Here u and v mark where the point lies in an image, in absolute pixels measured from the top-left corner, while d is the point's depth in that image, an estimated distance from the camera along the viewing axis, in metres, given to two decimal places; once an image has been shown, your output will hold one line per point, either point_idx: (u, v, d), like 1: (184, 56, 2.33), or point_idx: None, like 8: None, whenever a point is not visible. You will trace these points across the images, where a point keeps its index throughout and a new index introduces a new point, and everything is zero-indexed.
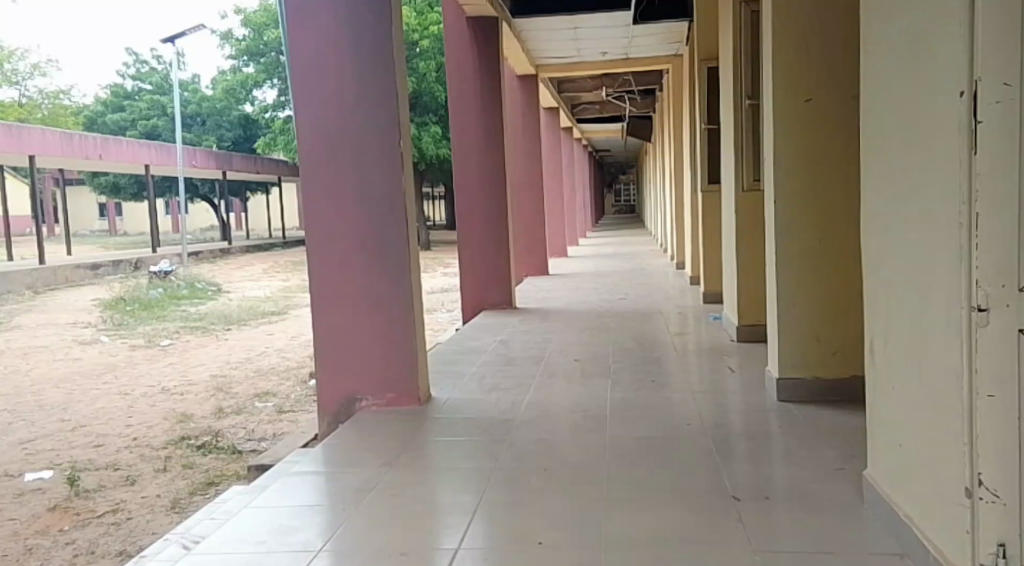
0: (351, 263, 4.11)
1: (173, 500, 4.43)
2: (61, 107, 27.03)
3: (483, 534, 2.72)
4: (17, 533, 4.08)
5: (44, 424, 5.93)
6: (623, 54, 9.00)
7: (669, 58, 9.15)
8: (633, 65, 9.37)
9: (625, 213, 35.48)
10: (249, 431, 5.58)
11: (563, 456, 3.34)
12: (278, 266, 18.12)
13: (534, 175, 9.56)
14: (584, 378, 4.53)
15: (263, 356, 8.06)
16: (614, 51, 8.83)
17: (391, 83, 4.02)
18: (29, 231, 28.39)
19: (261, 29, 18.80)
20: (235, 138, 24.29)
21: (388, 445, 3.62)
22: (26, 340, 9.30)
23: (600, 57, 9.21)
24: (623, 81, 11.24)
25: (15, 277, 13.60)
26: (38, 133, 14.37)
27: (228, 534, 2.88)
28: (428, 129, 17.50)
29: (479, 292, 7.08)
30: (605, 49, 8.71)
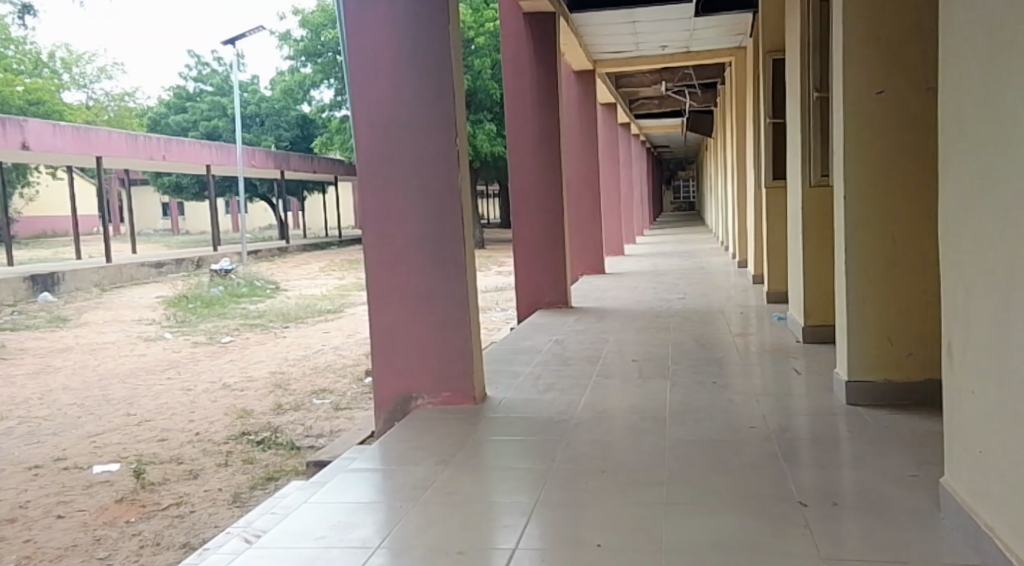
0: (406, 261, 4.12)
1: (234, 494, 4.50)
2: (126, 109, 27.74)
3: (540, 535, 2.69)
4: (86, 524, 4.18)
5: (111, 418, 6.07)
6: (683, 48, 8.90)
7: (732, 51, 9.01)
8: (693, 59, 9.26)
9: (684, 211, 35.09)
10: (307, 428, 5.64)
11: (622, 457, 3.30)
12: (335, 264, 18.33)
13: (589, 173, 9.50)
14: (644, 378, 4.47)
15: (321, 354, 8.15)
16: (675, 44, 8.73)
17: (449, 80, 4.01)
18: (95, 230, 29.20)
19: (319, 30, 19.07)
20: (293, 138, 24.66)
21: (445, 443, 3.62)
22: (94, 336, 9.56)
23: (660, 51, 9.12)
24: (683, 74, 11.12)
25: (84, 275, 13.98)
26: (105, 135, 14.76)
27: (287, 528, 2.91)
28: (483, 127, 17.55)
29: (535, 290, 7.05)
30: (665, 42, 8.62)
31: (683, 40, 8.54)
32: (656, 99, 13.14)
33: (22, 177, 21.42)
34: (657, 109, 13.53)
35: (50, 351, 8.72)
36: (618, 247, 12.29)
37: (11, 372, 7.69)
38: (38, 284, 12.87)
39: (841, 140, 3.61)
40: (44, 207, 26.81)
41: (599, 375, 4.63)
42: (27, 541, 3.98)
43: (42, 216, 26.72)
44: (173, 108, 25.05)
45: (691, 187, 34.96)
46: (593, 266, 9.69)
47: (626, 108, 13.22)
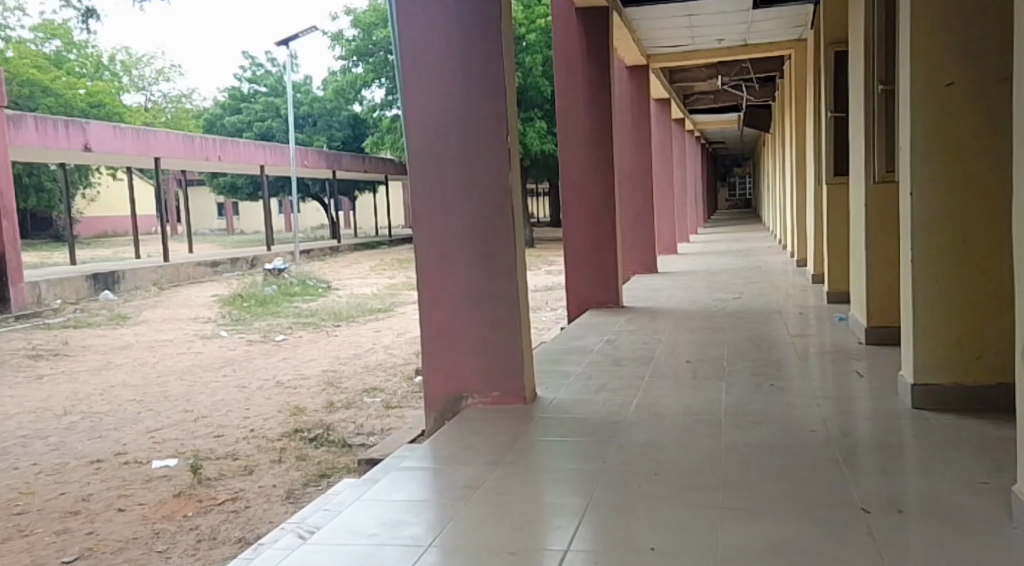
0: (457, 259, 4.12)
1: (288, 490, 4.55)
2: (183, 111, 28.32)
3: (591, 537, 2.67)
4: (146, 517, 4.26)
5: (169, 414, 6.20)
6: (740, 41, 8.79)
7: (791, 43, 8.90)
8: (752, 52, 9.14)
9: (740, 207, 34.66)
10: (358, 426, 5.68)
11: (677, 460, 3.25)
12: (386, 263, 18.50)
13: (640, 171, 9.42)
14: (698, 380, 4.42)
15: (371, 353, 8.21)
16: (732, 37, 8.62)
17: (500, 79, 4.01)
18: (153, 230, 29.87)
19: (370, 29, 19.31)
20: (345, 138, 24.95)
21: (495, 443, 3.61)
22: (153, 334, 9.77)
23: (716, 45, 9.02)
24: (741, 68, 10.99)
25: (143, 274, 14.29)
26: (163, 136, 15.06)
27: (339, 524, 2.94)
28: (533, 124, 17.54)
29: (585, 290, 7.02)
30: (722, 36, 8.52)
31: (740, 33, 8.43)
32: (711, 94, 13.00)
33: (84, 178, 22.00)
34: (712, 104, 13.38)
35: (111, 348, 8.92)
36: (671, 246, 12.21)
37: (73, 368, 7.89)
38: (100, 283, 13.19)
39: (908, 137, 3.52)
40: (105, 208, 27.49)
41: (652, 377, 4.57)
42: (89, 533, 4.07)
43: (103, 216, 27.41)
44: (228, 110, 25.51)
45: (747, 184, 34.51)
46: (645, 265, 9.63)
47: (680, 103, 13.11)
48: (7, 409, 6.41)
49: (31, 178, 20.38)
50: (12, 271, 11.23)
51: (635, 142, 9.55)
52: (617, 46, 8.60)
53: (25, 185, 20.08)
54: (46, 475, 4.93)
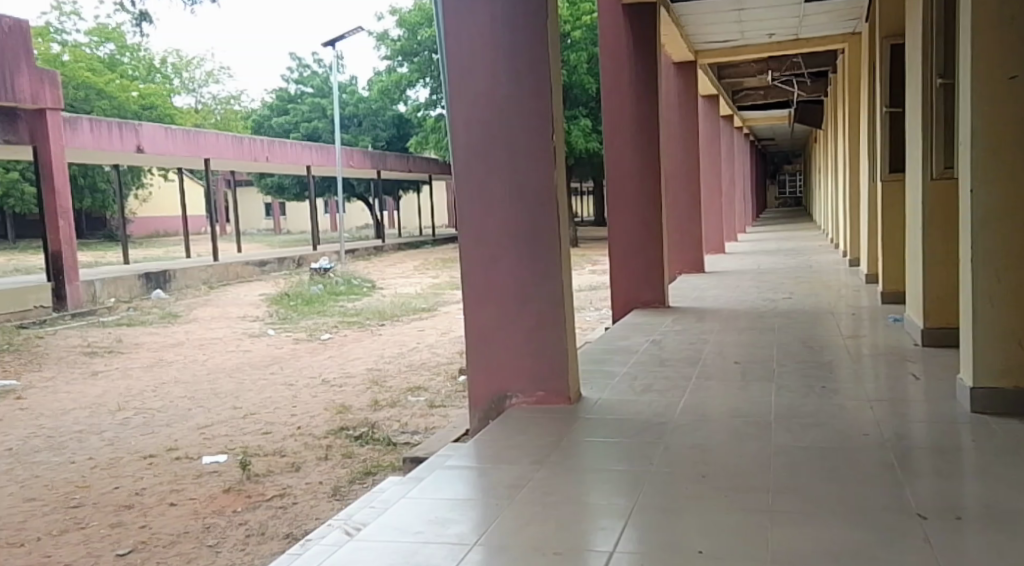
0: (501, 258, 4.13)
1: (334, 487, 4.59)
2: (231, 112, 28.79)
3: (637, 539, 2.65)
4: (197, 512, 4.33)
5: (219, 411, 6.30)
6: (792, 35, 8.69)
7: (845, 37, 8.76)
8: (803, 46, 9.03)
9: (790, 206, 34.21)
10: (403, 424, 5.73)
11: (723, 462, 3.22)
12: (431, 263, 18.60)
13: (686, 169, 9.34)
14: (746, 381, 4.37)
15: (416, 352, 8.25)
16: (783, 31, 8.53)
17: (546, 77, 4.00)
18: (203, 230, 30.40)
19: (415, 29, 19.43)
20: (389, 138, 25.15)
21: (540, 443, 3.61)
22: (203, 332, 9.94)
23: (765, 39, 8.93)
24: (792, 63, 10.86)
25: (193, 273, 14.54)
26: (213, 138, 15.30)
27: (386, 522, 2.96)
28: (578, 122, 17.50)
29: (631, 289, 6.98)
30: (773, 30, 8.43)
31: (792, 27, 8.33)
32: (761, 90, 12.83)
33: (137, 179, 22.45)
34: (762, 100, 13.20)
35: (162, 346, 9.09)
36: (718, 245, 12.11)
37: (126, 365, 8.06)
38: (152, 282, 13.46)
39: (968, 133, 3.46)
40: (156, 208, 28.04)
41: (698, 377, 4.54)
42: (142, 527, 4.15)
43: (155, 216, 27.96)
44: (275, 110, 25.86)
45: (797, 181, 34.02)
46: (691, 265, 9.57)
47: (729, 100, 12.96)
48: (63, 405, 6.56)
49: (85, 179, 20.89)
50: (68, 270, 11.51)
51: (682, 140, 9.47)
52: (665, 42, 8.55)
53: (80, 185, 20.57)
54: (101, 469, 5.04)
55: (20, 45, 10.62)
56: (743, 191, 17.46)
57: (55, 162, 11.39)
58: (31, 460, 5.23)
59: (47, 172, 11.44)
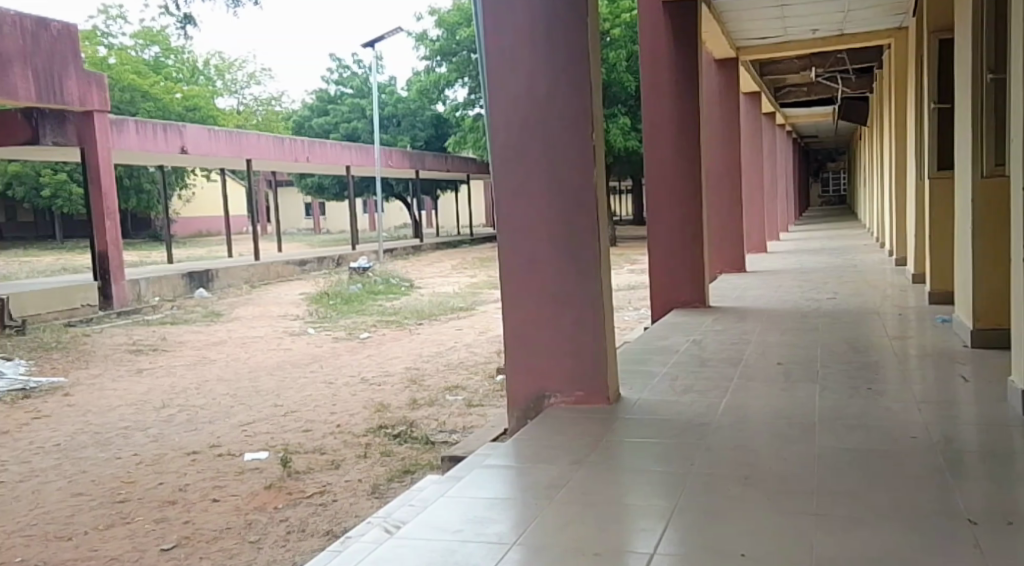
0: (540, 258, 4.11)
1: (373, 485, 4.62)
2: (272, 114, 29.15)
3: (678, 541, 2.63)
4: (238, 508, 4.38)
5: (260, 408, 6.37)
6: (836, 31, 8.57)
7: (891, 32, 8.62)
8: (848, 41, 8.90)
9: (834, 204, 33.75)
10: (441, 423, 5.74)
11: (764, 464, 3.19)
12: (469, 262, 18.65)
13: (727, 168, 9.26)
14: (789, 382, 4.31)
15: (453, 351, 8.28)
16: (827, 27, 8.42)
17: (586, 76, 3.98)
18: (245, 230, 30.80)
19: (454, 29, 19.48)
20: (428, 137, 25.27)
21: (578, 443, 3.59)
22: (245, 330, 10.06)
23: (809, 35, 8.82)
24: (836, 59, 10.71)
25: (236, 272, 14.73)
26: (254, 139, 15.48)
27: (425, 520, 2.96)
28: (617, 121, 17.43)
29: (671, 289, 6.93)
30: (817, 26, 8.33)
31: (836, 23, 8.22)
32: (804, 86, 12.64)
33: (181, 179, 22.81)
34: (806, 97, 13.00)
35: (205, 344, 9.21)
36: (759, 244, 12.00)
37: (170, 363, 8.18)
38: (195, 281, 13.64)
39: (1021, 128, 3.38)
40: (200, 208, 28.47)
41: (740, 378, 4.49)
42: (186, 522, 4.21)
43: (198, 216, 28.39)
44: (316, 111, 26.11)
45: (842, 179, 33.53)
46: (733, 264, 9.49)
47: (771, 97, 12.80)
48: (109, 401, 6.68)
49: (131, 180, 21.28)
50: (114, 269, 11.71)
51: (722, 138, 9.38)
52: (705, 39, 8.46)
53: (126, 186, 20.96)
54: (146, 465, 5.12)
55: (69, 48, 10.86)
56: (786, 189, 17.26)
57: (102, 163, 11.60)
58: (78, 456, 5.33)
59: (94, 173, 11.65)
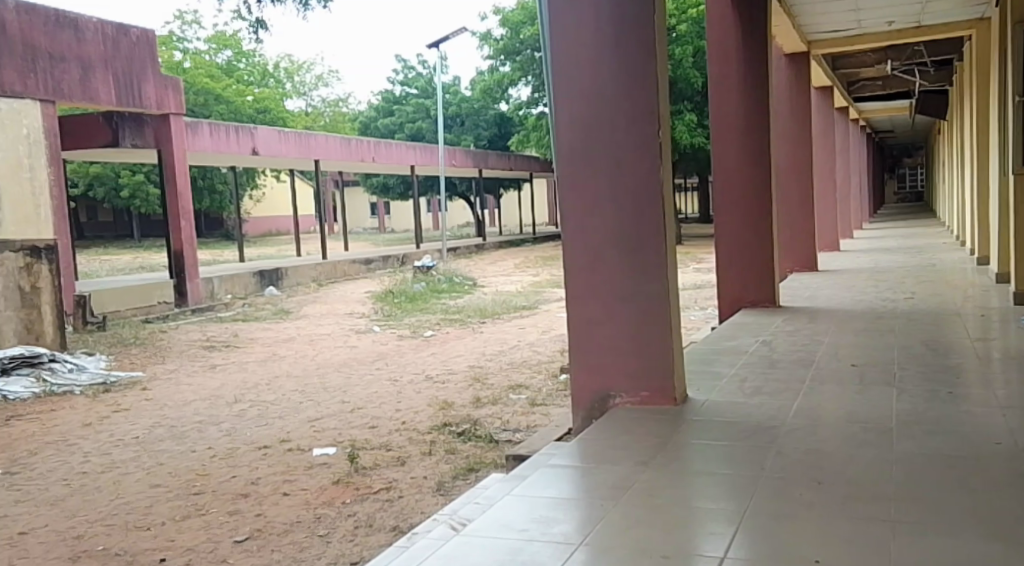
0: (604, 254, 4.08)
1: (439, 482, 4.65)
2: (339, 115, 29.68)
3: (750, 546, 2.59)
4: (308, 502, 4.46)
5: (328, 404, 6.48)
6: (914, 21, 8.36)
7: (972, 22, 8.36)
8: (926, 33, 8.67)
9: (911, 201, 32.88)
10: (504, 421, 5.75)
11: (839, 468, 3.11)
12: (531, 261, 18.68)
13: (798, 163, 9.11)
14: (865, 385, 4.21)
15: (516, 349, 8.30)
16: (904, 19, 8.22)
17: (652, 68, 3.94)
18: (313, 229, 31.36)
19: (518, 28, 19.52)
20: (491, 137, 25.37)
21: (644, 444, 3.57)
22: (313, 328, 10.24)
23: (884, 27, 8.60)
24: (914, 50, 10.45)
25: (304, 271, 14.99)
26: (322, 140, 15.74)
27: (490, 519, 2.97)
28: (683, 117, 17.17)
29: (739, 288, 6.84)
30: (893, 18, 8.14)
31: (914, 14, 8.03)
32: (879, 80, 12.31)
33: (252, 180, 23.35)
34: (881, 91, 12.66)
35: (275, 340, 9.42)
36: (832, 242, 11.77)
37: (241, 359, 8.37)
38: (266, 279, 13.93)
39: None
40: (269, 208, 29.11)
41: (812, 380, 4.40)
42: (258, 515, 4.30)
43: (268, 216, 29.03)
44: (381, 112, 26.45)
45: (919, 175, 32.62)
46: (805, 262, 9.31)
47: (844, 91, 12.51)
48: (184, 396, 6.87)
49: (204, 181, 21.86)
50: (189, 268, 12.05)
51: (793, 133, 9.22)
52: (776, 33, 8.32)
53: (200, 186, 21.54)
54: (219, 459, 5.24)
55: (147, 54, 11.20)
56: (859, 185, 16.83)
57: (177, 165, 11.91)
58: (154, 448, 5.49)
59: (170, 174, 11.96)
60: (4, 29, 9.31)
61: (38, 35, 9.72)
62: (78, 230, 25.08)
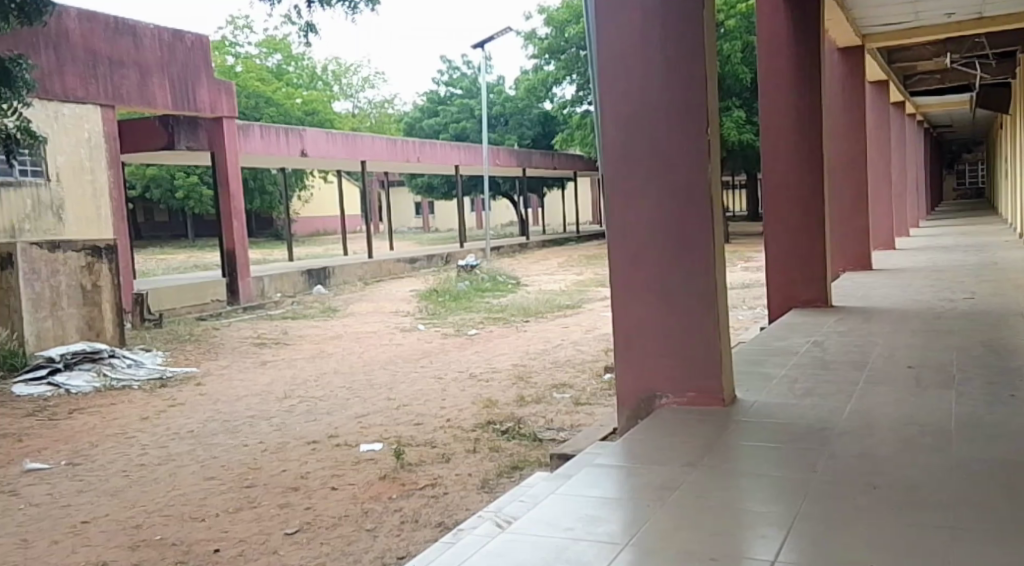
0: (650, 255, 4.12)
1: (483, 479, 4.73)
2: (385, 116, 29.99)
3: (799, 550, 2.63)
4: (356, 497, 4.57)
5: (374, 401, 6.60)
6: (974, 14, 8.23)
7: None
8: (987, 25, 8.53)
9: (970, 197, 32.19)
10: (548, 420, 5.82)
11: (894, 472, 3.12)
12: (575, 261, 18.68)
13: (854, 159, 9.03)
14: (922, 387, 4.19)
15: (560, 348, 8.34)
16: (963, 11, 8.10)
17: (701, 66, 3.96)
18: (359, 229, 31.71)
19: (563, 26, 19.55)
20: (535, 136, 25.39)
21: (692, 445, 3.60)
22: (360, 326, 10.42)
23: (944, 18, 8.51)
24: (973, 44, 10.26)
25: (350, 270, 15.19)
26: (369, 140, 15.93)
27: (536, 517, 3.05)
28: (731, 113, 17.13)
29: (789, 289, 6.81)
30: (952, 9, 8.02)
31: (975, 6, 7.90)
32: (937, 74, 12.12)
33: (300, 181, 23.73)
34: (938, 85, 12.47)
35: (322, 338, 9.60)
36: (887, 239, 11.64)
37: (291, 356, 8.54)
38: (314, 278, 14.15)
39: None
40: (318, 208, 29.54)
41: (866, 381, 4.39)
42: (307, 509, 4.42)
43: (316, 216, 29.46)
44: (426, 113, 26.68)
45: (979, 171, 31.95)
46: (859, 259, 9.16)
47: (901, 84, 12.34)
48: (237, 391, 7.05)
49: (255, 182, 22.27)
50: (240, 266, 12.30)
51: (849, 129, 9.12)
52: (830, 26, 8.26)
53: (251, 188, 21.95)
54: (270, 453, 5.39)
55: (201, 59, 11.44)
56: (916, 181, 16.51)
57: (229, 165, 12.15)
58: (208, 442, 5.66)
59: (222, 177, 12.22)
60: (66, 38, 9.60)
61: (99, 42, 10.00)
62: (135, 230, 25.67)
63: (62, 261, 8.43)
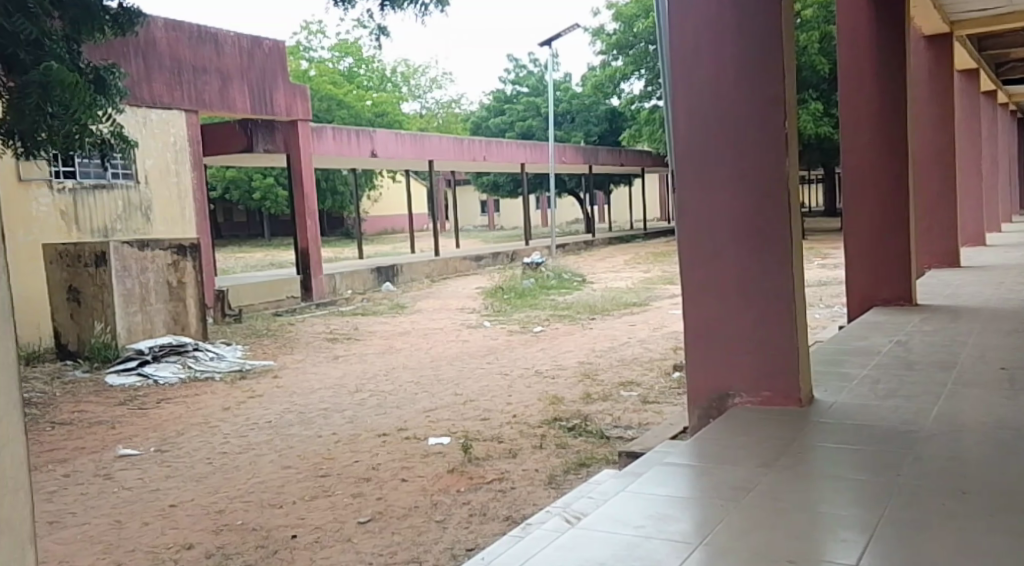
0: (723, 251, 4.17)
1: (550, 475, 4.84)
2: (453, 115, 30.27)
3: (881, 555, 2.66)
4: (425, 489, 4.73)
5: (443, 396, 6.76)
6: None
7: None
8: None
9: None
10: (615, 418, 5.89)
11: (987, 480, 3.11)
12: (641, 258, 18.63)
13: (941, 151, 8.86)
14: (1014, 391, 4.14)
15: (626, 346, 8.40)
16: None
17: (778, 62, 3.98)
18: (426, 228, 32.09)
19: (631, 21, 19.55)
20: (602, 132, 25.37)
21: (769, 446, 3.64)
22: (428, 322, 10.61)
23: None
24: None
25: (418, 268, 15.46)
26: (436, 140, 16.16)
27: (606, 513, 3.14)
28: (807, 106, 16.92)
29: (870, 287, 6.75)
30: None
31: None
32: None
33: (370, 181, 24.17)
34: None
35: (391, 334, 9.82)
36: (976, 234, 11.39)
37: (362, 351, 8.78)
38: (382, 275, 14.44)
39: None
40: (387, 207, 30.01)
41: (953, 384, 4.35)
42: (379, 499, 4.59)
43: (384, 215, 29.92)
44: (493, 111, 26.87)
45: None
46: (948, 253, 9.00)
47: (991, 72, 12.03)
48: (312, 384, 7.30)
49: (327, 183, 22.75)
50: (314, 265, 12.65)
51: (935, 121, 8.93)
52: (915, 12, 8.12)
53: (323, 188, 22.45)
54: (343, 444, 5.59)
55: (276, 61, 11.72)
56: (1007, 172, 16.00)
57: (304, 167, 12.50)
58: (286, 433, 5.89)
59: (297, 178, 12.60)
60: (153, 46, 9.99)
61: (184, 49, 10.38)
62: (216, 230, 26.46)
63: (150, 259, 8.83)
